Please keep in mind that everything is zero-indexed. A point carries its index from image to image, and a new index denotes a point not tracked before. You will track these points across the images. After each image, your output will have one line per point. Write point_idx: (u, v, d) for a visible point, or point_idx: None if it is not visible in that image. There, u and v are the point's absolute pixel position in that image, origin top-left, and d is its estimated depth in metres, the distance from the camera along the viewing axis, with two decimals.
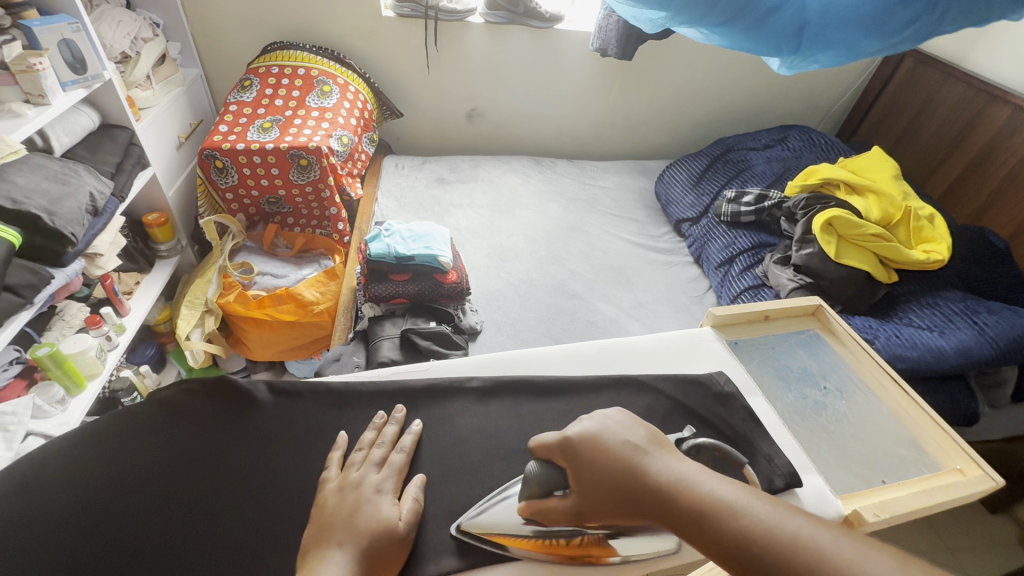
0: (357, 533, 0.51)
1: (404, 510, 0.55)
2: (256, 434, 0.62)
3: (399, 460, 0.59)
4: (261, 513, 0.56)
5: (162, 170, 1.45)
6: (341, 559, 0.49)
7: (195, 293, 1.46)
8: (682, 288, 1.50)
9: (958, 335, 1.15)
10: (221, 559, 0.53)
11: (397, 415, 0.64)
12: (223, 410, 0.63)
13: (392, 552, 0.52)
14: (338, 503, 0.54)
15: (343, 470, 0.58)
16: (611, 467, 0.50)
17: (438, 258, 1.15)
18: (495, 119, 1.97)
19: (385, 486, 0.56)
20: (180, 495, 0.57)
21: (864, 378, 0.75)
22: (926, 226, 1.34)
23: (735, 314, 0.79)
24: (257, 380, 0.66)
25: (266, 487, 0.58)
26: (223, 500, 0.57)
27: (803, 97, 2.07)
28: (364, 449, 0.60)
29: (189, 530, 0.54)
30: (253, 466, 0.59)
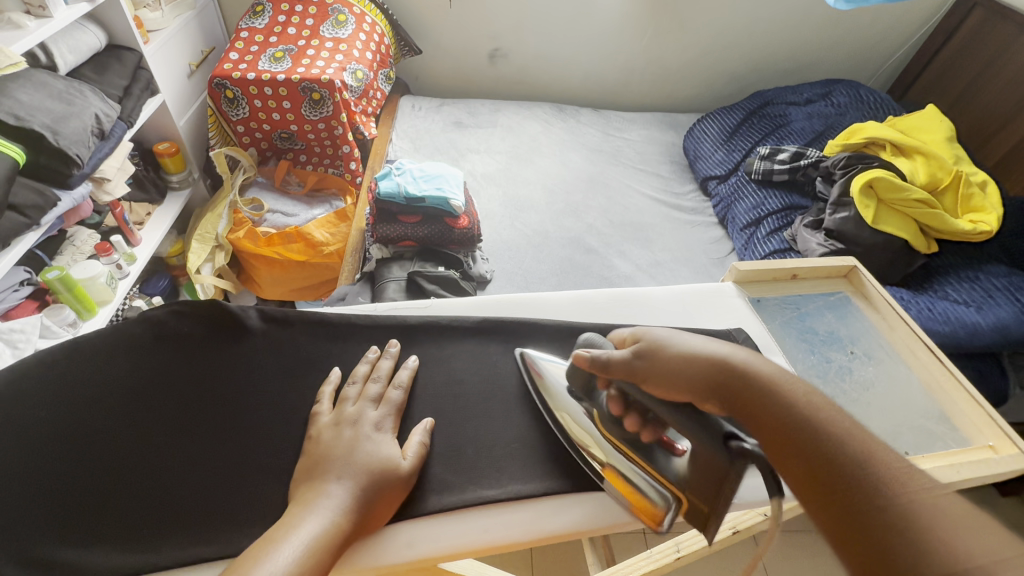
0: (356, 470, 0.49)
1: (408, 451, 0.54)
2: (248, 363, 0.61)
3: (398, 398, 0.57)
4: (256, 444, 0.56)
5: (173, 98, 1.41)
6: (341, 493, 0.47)
7: (206, 227, 1.45)
8: (703, 249, 1.44)
9: (997, 311, 1.08)
10: (220, 486, 0.53)
11: (391, 350, 0.62)
12: (215, 338, 0.62)
13: (396, 489, 0.51)
14: (334, 440, 0.52)
15: (336, 406, 0.56)
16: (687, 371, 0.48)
17: (449, 201, 1.10)
18: (519, 61, 1.86)
19: (380, 422, 0.54)
20: (178, 423, 0.56)
21: (896, 346, 0.70)
22: (976, 194, 1.23)
23: (762, 270, 0.73)
24: (248, 308, 0.64)
25: (261, 418, 0.57)
26: (221, 430, 0.56)
27: (853, 48, 1.91)
28: (356, 384, 0.58)
29: (188, 457, 0.55)
30: (247, 397, 0.58)
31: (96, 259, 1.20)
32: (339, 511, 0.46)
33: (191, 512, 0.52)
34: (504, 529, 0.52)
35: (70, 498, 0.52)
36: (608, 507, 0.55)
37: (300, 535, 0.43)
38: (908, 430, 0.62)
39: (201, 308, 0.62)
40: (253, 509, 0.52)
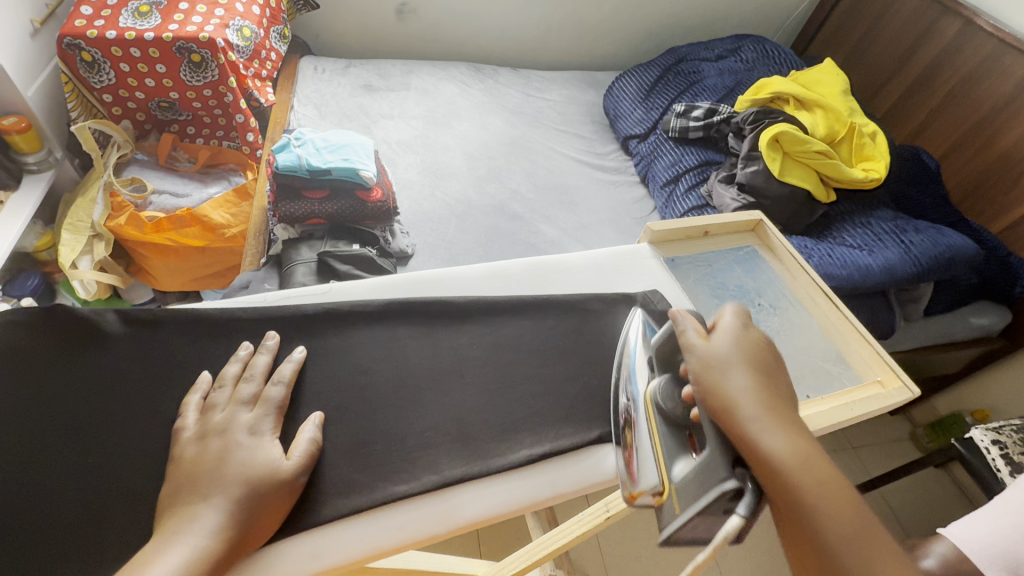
0: (228, 485, 0.44)
1: (295, 451, 0.49)
2: (117, 372, 0.53)
3: (277, 395, 0.52)
4: (135, 468, 0.49)
5: (13, 63, 1.18)
6: (211, 514, 0.42)
7: (77, 215, 1.24)
8: (626, 209, 1.45)
9: (885, 253, 1.18)
10: (95, 517, 0.47)
11: (268, 344, 0.55)
12: (80, 347, 0.54)
13: (276, 499, 0.46)
14: (198, 455, 0.46)
15: (201, 417, 0.49)
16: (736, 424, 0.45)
17: (358, 172, 1.02)
18: (430, 17, 1.74)
19: (254, 424, 0.49)
20: (40, 450, 0.49)
21: (799, 295, 0.73)
22: (868, 143, 1.32)
23: (675, 229, 0.73)
24: (105, 311, 0.56)
25: (140, 436, 0.50)
26: (95, 453, 0.49)
27: (758, 4, 1.96)
28: (224, 388, 0.51)
29: (54, 490, 0.47)
30: (125, 411, 0.51)
31: None
32: (210, 534, 0.41)
33: (63, 552, 0.45)
34: (419, 523, 0.50)
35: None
36: (517, 488, 0.53)
37: (159, 570, 0.38)
38: (810, 373, 0.65)
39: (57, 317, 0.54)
40: (139, 538, 0.46)
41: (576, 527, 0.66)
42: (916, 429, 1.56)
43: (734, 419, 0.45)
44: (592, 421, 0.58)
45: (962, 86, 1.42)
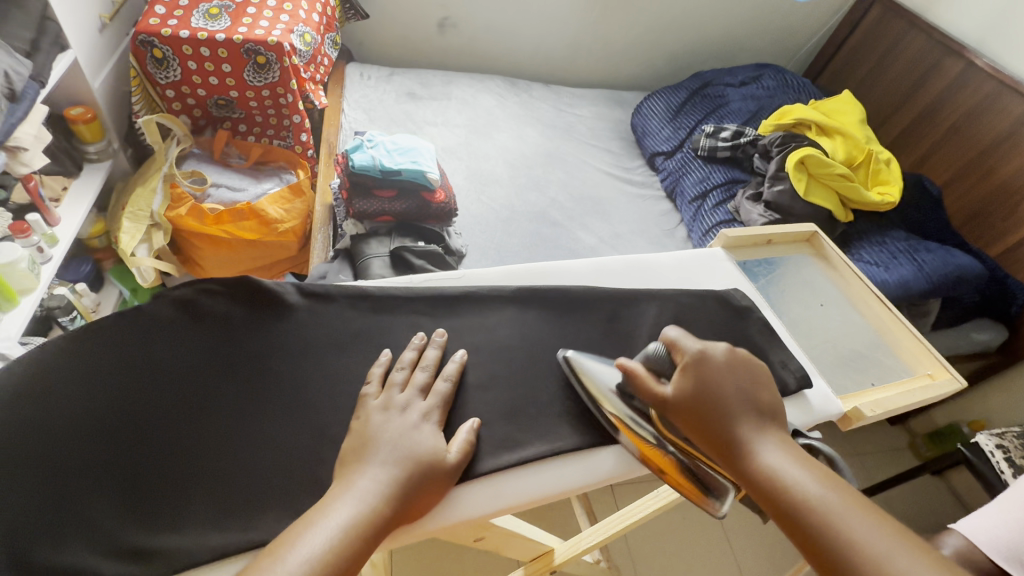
0: (401, 457, 0.52)
1: (454, 445, 0.56)
2: (288, 341, 0.64)
3: (444, 389, 0.60)
4: (301, 430, 0.59)
5: (84, 55, 1.23)
6: (382, 478, 0.50)
7: (138, 203, 1.28)
8: (656, 221, 1.54)
9: (901, 270, 1.28)
10: (274, 466, 0.57)
11: (438, 340, 0.65)
12: (244, 326, 0.64)
13: (437, 478, 0.53)
14: (383, 423, 0.54)
15: (383, 389, 0.58)
16: (718, 423, 0.54)
17: (426, 174, 1.09)
18: (469, 31, 1.83)
19: (427, 411, 0.57)
20: (221, 410, 0.59)
21: (852, 297, 0.82)
22: (883, 169, 1.42)
23: (745, 237, 0.81)
24: (287, 286, 0.68)
25: (303, 405, 0.61)
26: (267, 416, 0.59)
27: (773, 35, 2.09)
28: (404, 370, 0.61)
29: (236, 442, 0.57)
30: (288, 383, 0.62)
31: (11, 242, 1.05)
32: (379, 498, 0.49)
33: (250, 495, 0.55)
34: (549, 481, 0.60)
35: (140, 493, 0.54)
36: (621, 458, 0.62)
37: (333, 521, 0.46)
38: (872, 368, 0.74)
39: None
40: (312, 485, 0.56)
41: (651, 504, 0.80)
42: (915, 438, 1.66)
43: (719, 424, 0.54)
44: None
45: (964, 120, 1.55)
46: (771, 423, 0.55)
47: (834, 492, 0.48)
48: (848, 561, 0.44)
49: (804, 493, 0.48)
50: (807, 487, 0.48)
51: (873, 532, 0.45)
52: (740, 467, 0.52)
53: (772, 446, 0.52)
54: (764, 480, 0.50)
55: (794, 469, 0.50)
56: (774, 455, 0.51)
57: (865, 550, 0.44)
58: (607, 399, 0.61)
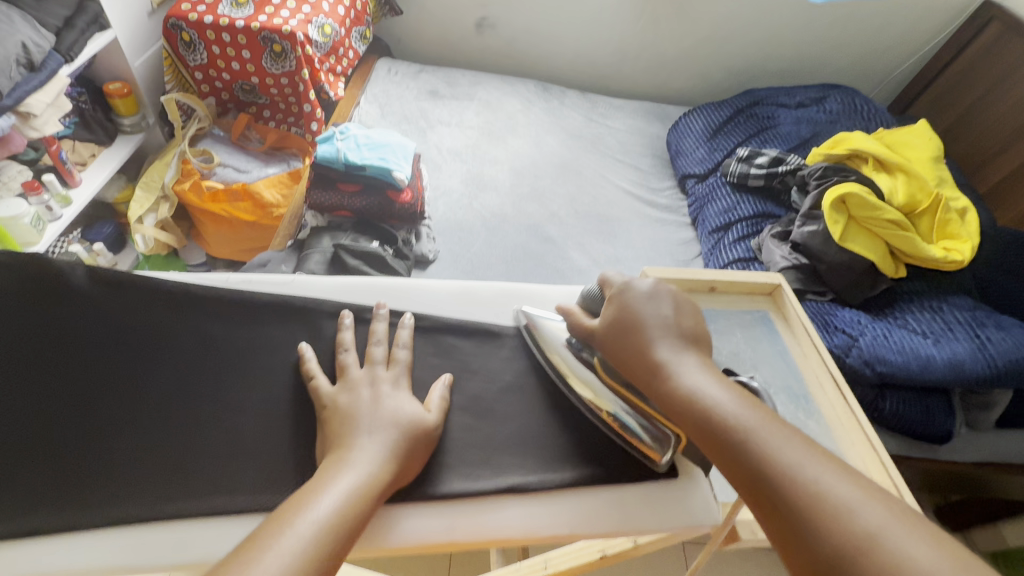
0: (384, 424, 0.51)
1: (431, 406, 0.57)
2: (106, 321, 0.59)
3: (405, 357, 0.59)
4: (104, 427, 0.54)
5: (127, 36, 1.32)
6: (373, 446, 0.49)
7: (152, 175, 1.39)
8: (669, 250, 1.37)
9: (953, 346, 1.03)
10: (60, 459, 0.52)
11: (385, 314, 0.63)
12: (64, 297, 0.59)
13: (422, 442, 0.53)
14: (353, 400, 0.53)
15: (336, 377, 0.56)
16: (639, 346, 0.53)
17: (392, 172, 1.04)
18: (508, 33, 1.77)
19: (393, 379, 0.56)
20: (28, 392, 0.55)
21: (805, 375, 0.66)
22: (954, 220, 1.16)
23: (677, 279, 0.68)
24: (77, 264, 0.60)
25: (116, 396, 0.55)
26: (74, 405, 0.55)
27: (859, 54, 1.81)
28: (350, 352, 0.58)
29: (32, 428, 0.54)
30: (111, 365, 0.57)
31: (24, 198, 1.16)
32: (378, 463, 0.47)
33: (23, 492, 0.51)
34: (465, 524, 0.53)
35: None
36: (552, 511, 0.55)
37: (337, 487, 0.44)
38: None
39: (55, 271, 0.59)
40: (87, 492, 0.50)
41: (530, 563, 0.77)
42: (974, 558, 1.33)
43: (639, 344, 0.53)
44: (520, 469, 0.57)
45: None
46: (698, 348, 0.54)
47: (754, 410, 0.46)
48: (775, 482, 0.41)
49: (721, 415, 0.46)
50: (726, 408, 0.46)
51: (800, 451, 0.42)
52: (660, 390, 0.50)
53: (699, 369, 0.50)
54: (683, 403, 0.48)
55: (720, 390, 0.48)
56: (698, 376, 0.49)
57: (785, 472, 0.41)
58: (556, 353, 0.63)
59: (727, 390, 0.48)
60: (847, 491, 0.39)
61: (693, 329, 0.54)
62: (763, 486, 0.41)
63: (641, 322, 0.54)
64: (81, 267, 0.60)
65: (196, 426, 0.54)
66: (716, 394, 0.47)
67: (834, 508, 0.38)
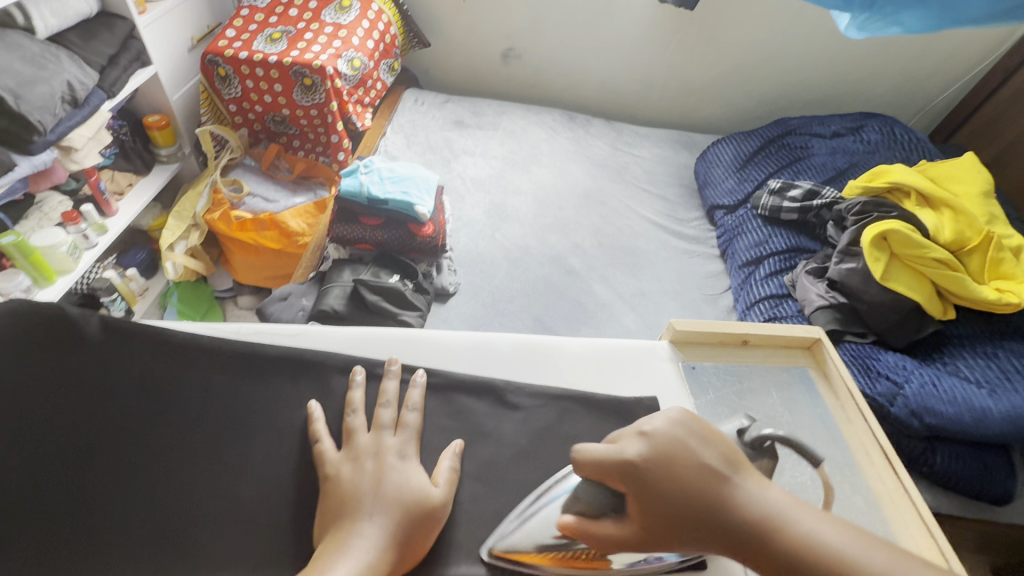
0: (388, 505, 0.49)
1: (439, 478, 0.54)
2: (118, 374, 0.58)
3: (414, 421, 0.58)
4: (115, 489, 0.53)
5: (167, 72, 1.38)
6: (373, 532, 0.47)
7: (185, 205, 1.42)
8: (696, 283, 1.32)
9: (1012, 398, 0.96)
10: (69, 520, 0.52)
11: (394, 370, 0.62)
12: (74, 346, 0.58)
13: (429, 521, 0.50)
14: (355, 476, 0.51)
15: (342, 445, 0.55)
16: (687, 507, 0.42)
17: (414, 206, 1.04)
18: (533, 62, 1.78)
19: (401, 449, 0.54)
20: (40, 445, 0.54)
21: (850, 443, 0.61)
22: (1008, 260, 1.09)
23: (701, 331, 0.67)
24: (92, 315, 0.60)
25: (126, 455, 0.55)
26: (88, 464, 0.54)
27: (895, 82, 1.76)
28: (360, 414, 0.57)
29: (35, 489, 0.52)
30: (122, 422, 0.56)
31: (63, 227, 1.20)
32: (374, 551, 0.46)
33: (35, 557, 0.50)
34: None
35: None
36: None
37: None
38: None
39: (68, 318, 0.58)
40: (99, 559, 0.50)
41: None
42: None
43: (691, 507, 0.42)
44: None
45: None
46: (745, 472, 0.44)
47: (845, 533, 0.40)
48: None
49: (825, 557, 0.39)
50: (837, 550, 0.39)
51: None
52: (750, 547, 0.41)
53: (770, 504, 0.42)
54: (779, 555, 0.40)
55: (814, 526, 0.40)
56: (781, 512, 0.41)
57: None
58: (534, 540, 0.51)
59: (808, 514, 0.41)
60: None
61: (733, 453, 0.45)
62: None
63: (680, 475, 0.43)
64: (95, 318, 0.59)
65: (205, 490, 0.54)
66: (807, 524, 0.40)
67: None
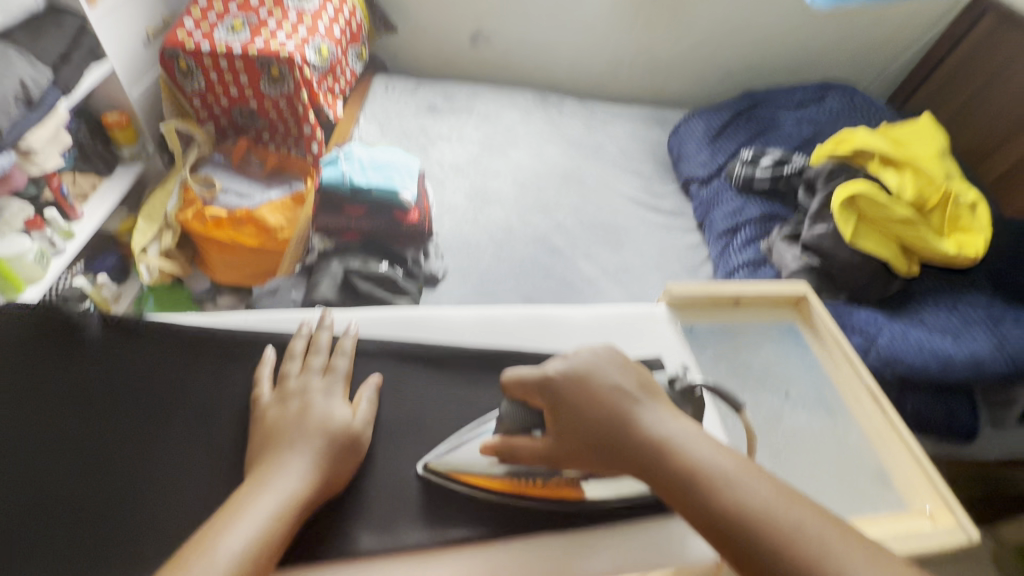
0: (313, 438, 0.51)
1: (360, 407, 0.57)
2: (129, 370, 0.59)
3: (342, 365, 0.59)
4: (129, 481, 0.53)
5: (123, 67, 1.32)
6: (298, 464, 0.49)
7: (155, 208, 1.40)
8: (676, 255, 1.36)
9: (973, 343, 1.03)
10: (82, 516, 0.51)
11: (328, 323, 0.63)
12: (79, 347, 0.60)
13: (349, 452, 0.53)
14: (281, 414, 0.53)
15: (275, 387, 0.57)
16: (594, 422, 0.49)
17: (398, 193, 1.03)
18: (503, 45, 1.77)
19: (326, 389, 0.56)
20: (54, 441, 0.54)
21: (839, 389, 0.66)
22: (964, 215, 1.16)
23: (699, 295, 0.69)
24: (95, 314, 0.62)
25: (126, 454, 0.54)
26: (100, 458, 0.54)
27: (853, 52, 1.82)
28: (298, 359, 0.59)
29: (51, 485, 0.52)
30: (134, 417, 0.56)
31: (27, 234, 1.15)
32: (301, 481, 0.49)
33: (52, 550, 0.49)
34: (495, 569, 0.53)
35: None
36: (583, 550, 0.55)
37: (255, 513, 0.45)
38: (839, 490, 0.58)
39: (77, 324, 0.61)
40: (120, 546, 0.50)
41: None
42: None
43: (591, 422, 0.49)
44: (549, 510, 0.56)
45: None
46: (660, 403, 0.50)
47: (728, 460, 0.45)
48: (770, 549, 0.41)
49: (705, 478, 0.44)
50: (720, 473, 0.44)
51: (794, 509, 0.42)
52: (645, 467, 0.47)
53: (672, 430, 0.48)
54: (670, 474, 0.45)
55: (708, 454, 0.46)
56: (684, 442, 0.47)
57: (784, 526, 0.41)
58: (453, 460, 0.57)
59: (702, 443, 0.46)
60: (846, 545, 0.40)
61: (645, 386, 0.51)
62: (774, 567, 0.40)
63: (590, 391, 0.50)
64: (98, 318, 0.62)
65: (213, 483, 0.53)
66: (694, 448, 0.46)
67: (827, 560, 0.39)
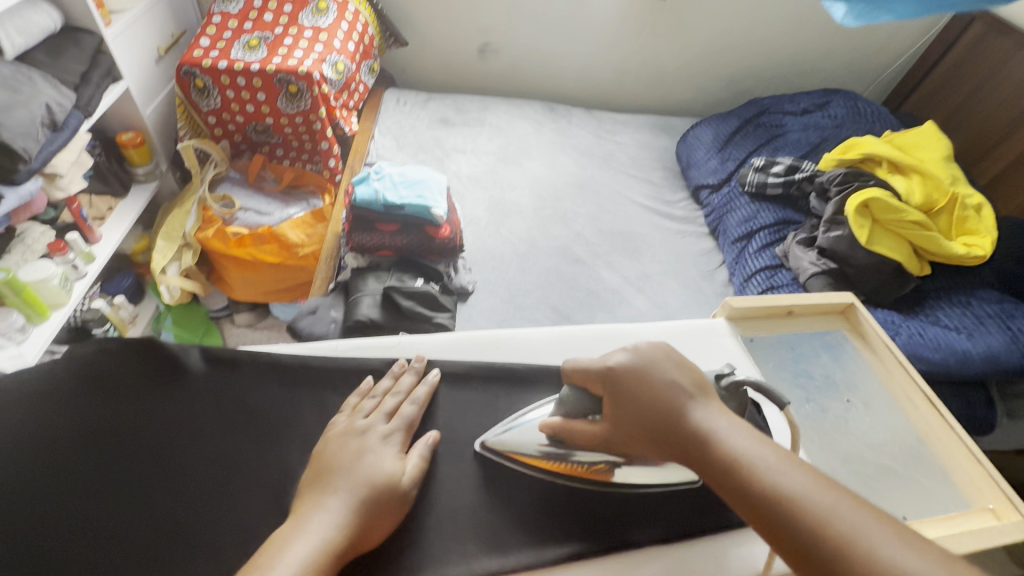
0: (355, 483, 0.52)
1: (409, 464, 0.58)
2: (228, 398, 0.64)
3: (409, 411, 0.62)
4: (235, 499, 0.57)
5: (137, 85, 1.31)
6: (335, 506, 0.50)
7: (173, 226, 1.38)
8: (693, 261, 1.39)
9: (987, 339, 1.08)
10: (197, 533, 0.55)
11: (415, 366, 0.67)
12: (179, 377, 0.65)
13: (392, 502, 0.53)
14: (339, 449, 0.55)
15: (349, 416, 0.61)
16: (650, 407, 0.52)
17: (430, 209, 1.04)
18: (509, 56, 1.79)
19: (386, 434, 0.59)
20: (165, 463, 0.59)
21: (892, 391, 0.70)
22: (971, 217, 1.22)
23: (755, 307, 0.72)
24: (191, 350, 0.67)
25: (229, 475, 0.58)
26: (207, 479, 0.58)
27: (849, 58, 1.88)
28: (374, 398, 0.63)
29: (164, 507, 0.56)
30: (234, 439, 0.61)
31: (49, 259, 1.13)
32: (335, 528, 0.49)
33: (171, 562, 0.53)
34: None
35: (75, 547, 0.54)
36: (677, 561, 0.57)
37: (292, 557, 0.46)
38: (910, 493, 0.62)
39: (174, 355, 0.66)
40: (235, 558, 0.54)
41: None
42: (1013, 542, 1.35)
43: (644, 408, 0.52)
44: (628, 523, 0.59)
45: None
46: (713, 401, 0.53)
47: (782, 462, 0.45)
48: (830, 550, 0.39)
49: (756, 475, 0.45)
50: (768, 472, 0.44)
51: (851, 513, 0.41)
52: (690, 457, 0.49)
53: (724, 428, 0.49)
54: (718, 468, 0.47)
55: (755, 449, 0.47)
56: (735, 438, 0.48)
57: (837, 529, 0.40)
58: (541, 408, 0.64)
59: (752, 440, 0.47)
60: (911, 554, 0.38)
61: (703, 382, 0.54)
62: (826, 564, 0.39)
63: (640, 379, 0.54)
64: (195, 350, 0.67)
65: None
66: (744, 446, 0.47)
67: (889, 567, 0.38)
